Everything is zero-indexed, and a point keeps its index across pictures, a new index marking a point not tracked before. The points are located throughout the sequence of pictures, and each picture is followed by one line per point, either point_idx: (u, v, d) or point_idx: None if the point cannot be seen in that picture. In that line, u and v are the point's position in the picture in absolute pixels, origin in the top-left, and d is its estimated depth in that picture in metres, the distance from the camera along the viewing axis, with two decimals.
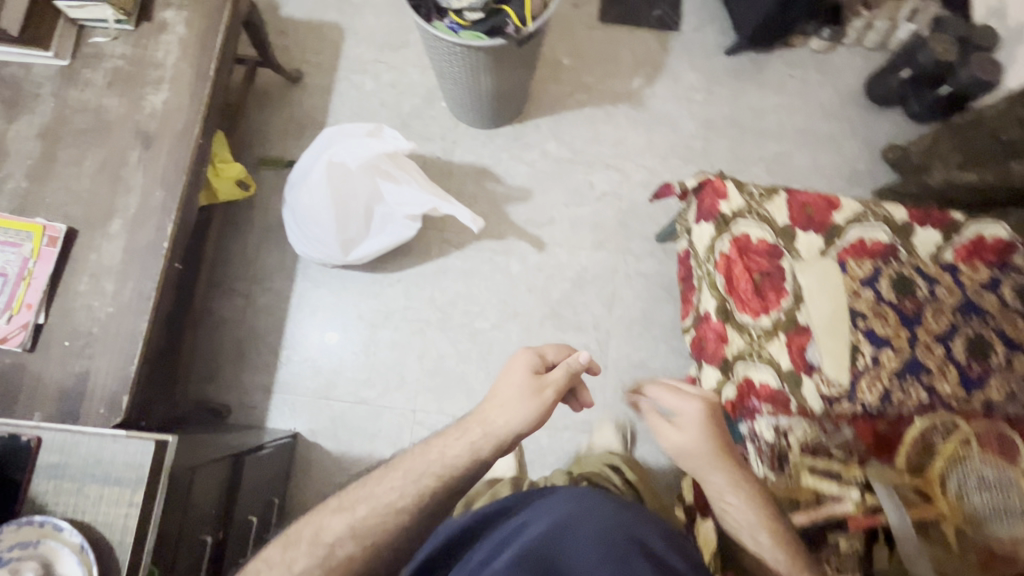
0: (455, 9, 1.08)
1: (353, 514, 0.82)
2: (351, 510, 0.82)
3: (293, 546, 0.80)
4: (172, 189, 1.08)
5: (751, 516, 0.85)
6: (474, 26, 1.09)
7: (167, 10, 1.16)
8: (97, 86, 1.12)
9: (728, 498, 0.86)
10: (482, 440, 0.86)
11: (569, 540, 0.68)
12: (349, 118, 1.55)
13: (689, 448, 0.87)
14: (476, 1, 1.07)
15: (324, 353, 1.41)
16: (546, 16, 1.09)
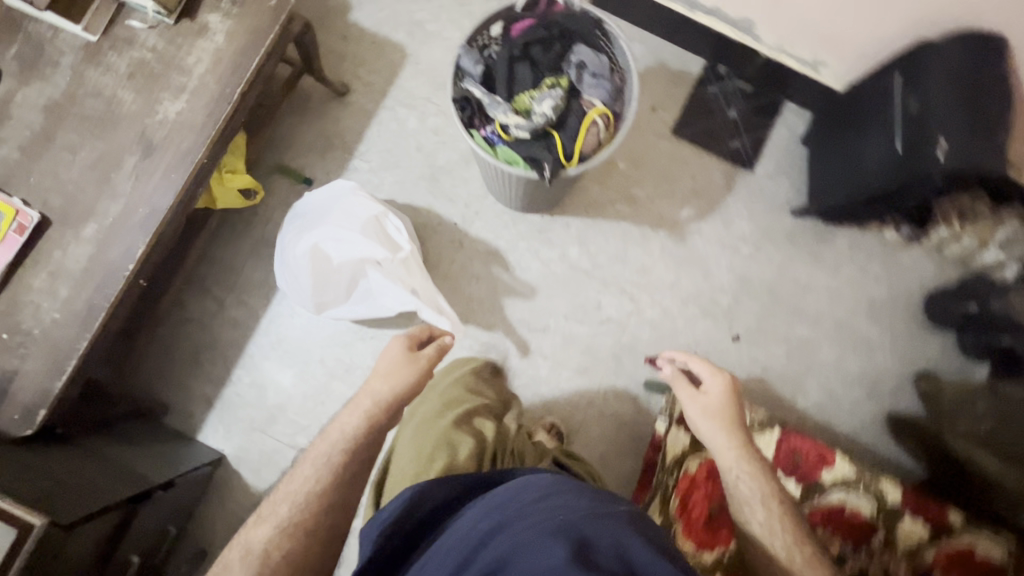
0: (502, 122, 0.98)
1: (276, 519, 0.83)
2: (272, 516, 0.83)
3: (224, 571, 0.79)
4: (158, 207, 1.03)
5: (752, 488, 0.95)
6: (515, 146, 0.98)
7: (212, 14, 1.07)
8: (118, 74, 1.05)
9: (739, 469, 0.96)
10: (373, 409, 0.92)
11: (519, 543, 0.60)
12: (381, 151, 1.46)
13: (713, 402, 1.04)
14: (526, 121, 0.97)
15: (276, 384, 1.37)
16: (594, 161, 0.98)
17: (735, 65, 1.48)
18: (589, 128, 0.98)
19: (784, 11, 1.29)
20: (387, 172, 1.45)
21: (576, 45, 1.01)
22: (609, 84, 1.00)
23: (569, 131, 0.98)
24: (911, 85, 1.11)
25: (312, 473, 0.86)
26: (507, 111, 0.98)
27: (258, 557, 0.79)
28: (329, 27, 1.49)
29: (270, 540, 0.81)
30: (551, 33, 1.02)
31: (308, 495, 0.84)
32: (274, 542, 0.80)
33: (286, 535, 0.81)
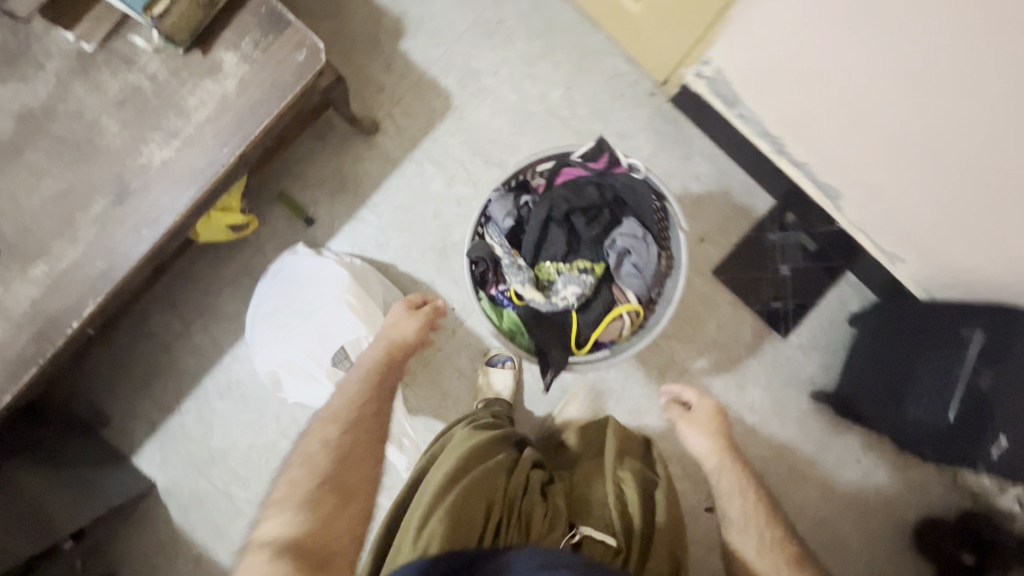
0: (516, 288, 0.93)
1: (339, 418, 0.83)
2: (338, 417, 0.83)
3: (311, 462, 0.78)
4: (118, 264, 0.91)
5: (731, 483, 0.95)
6: (522, 313, 0.94)
7: (229, 53, 0.91)
8: (107, 97, 0.91)
9: (722, 467, 0.96)
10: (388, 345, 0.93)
11: None
12: (396, 206, 1.32)
13: (703, 409, 1.01)
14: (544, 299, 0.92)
15: (224, 426, 1.29)
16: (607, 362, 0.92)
17: (807, 218, 1.30)
18: (611, 323, 0.91)
19: (876, 202, 1.12)
20: (396, 232, 1.31)
21: (623, 223, 0.93)
22: (646, 282, 0.90)
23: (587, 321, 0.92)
24: (991, 354, 0.99)
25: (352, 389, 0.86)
26: (524, 283, 0.92)
27: (319, 459, 0.78)
28: (375, 51, 1.32)
29: (328, 437, 0.80)
30: (598, 201, 0.93)
31: (354, 403, 0.85)
32: (328, 441, 0.80)
33: (343, 431, 0.81)
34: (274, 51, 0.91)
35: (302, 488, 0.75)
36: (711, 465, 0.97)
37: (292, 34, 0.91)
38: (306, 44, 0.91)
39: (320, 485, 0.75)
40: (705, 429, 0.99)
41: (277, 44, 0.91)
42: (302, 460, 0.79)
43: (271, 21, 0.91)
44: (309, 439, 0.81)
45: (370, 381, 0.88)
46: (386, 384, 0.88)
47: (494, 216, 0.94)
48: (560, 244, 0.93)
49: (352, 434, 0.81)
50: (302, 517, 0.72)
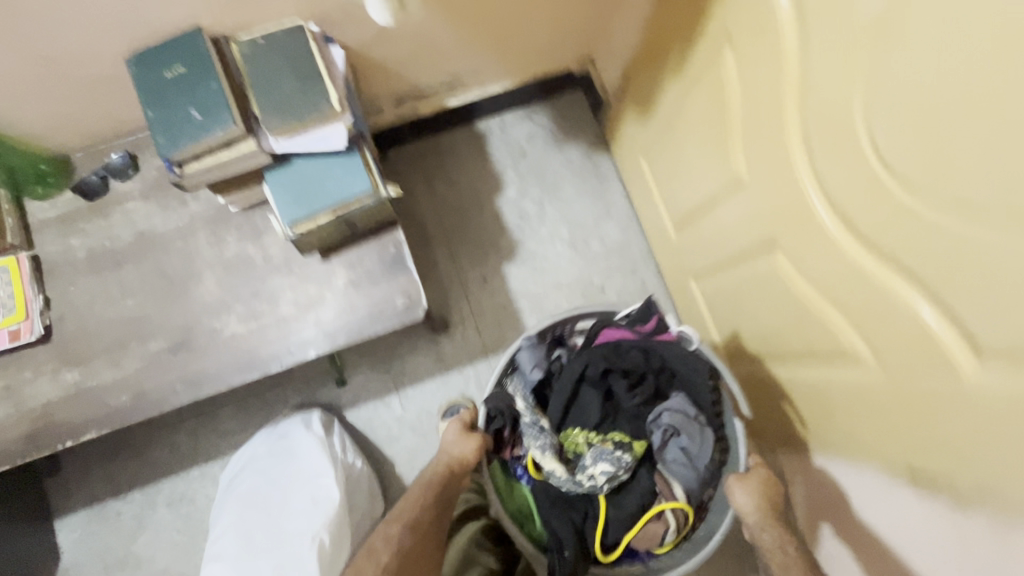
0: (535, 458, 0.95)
1: (403, 517, 0.91)
2: (400, 515, 0.91)
3: (376, 554, 0.86)
4: (136, 405, 0.89)
5: (775, 538, 0.86)
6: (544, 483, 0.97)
7: (342, 271, 0.95)
8: (220, 255, 0.94)
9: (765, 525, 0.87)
10: (439, 468, 0.94)
11: None
12: (424, 406, 1.29)
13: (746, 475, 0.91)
14: (561, 475, 0.93)
15: (154, 532, 1.23)
16: None
17: None
18: (649, 514, 0.94)
19: None
20: (411, 432, 1.28)
21: (670, 398, 0.97)
22: (696, 472, 0.93)
23: (622, 508, 0.94)
24: None
25: (423, 486, 0.94)
26: (545, 452, 0.94)
27: (381, 556, 0.86)
28: (479, 260, 1.36)
29: (391, 535, 0.88)
30: (640, 372, 0.97)
31: (420, 504, 0.92)
32: (398, 539, 0.88)
33: (405, 528, 0.89)
34: (379, 288, 0.95)
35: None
36: (752, 518, 0.88)
37: (404, 281, 0.95)
38: (412, 295, 0.95)
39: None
40: (752, 489, 0.90)
41: (387, 284, 0.95)
42: (368, 556, 0.87)
43: (392, 261, 0.95)
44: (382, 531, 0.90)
45: (438, 481, 0.94)
46: (450, 486, 0.94)
47: (521, 366, 1.01)
48: (594, 412, 0.98)
49: (418, 541, 0.89)
50: None
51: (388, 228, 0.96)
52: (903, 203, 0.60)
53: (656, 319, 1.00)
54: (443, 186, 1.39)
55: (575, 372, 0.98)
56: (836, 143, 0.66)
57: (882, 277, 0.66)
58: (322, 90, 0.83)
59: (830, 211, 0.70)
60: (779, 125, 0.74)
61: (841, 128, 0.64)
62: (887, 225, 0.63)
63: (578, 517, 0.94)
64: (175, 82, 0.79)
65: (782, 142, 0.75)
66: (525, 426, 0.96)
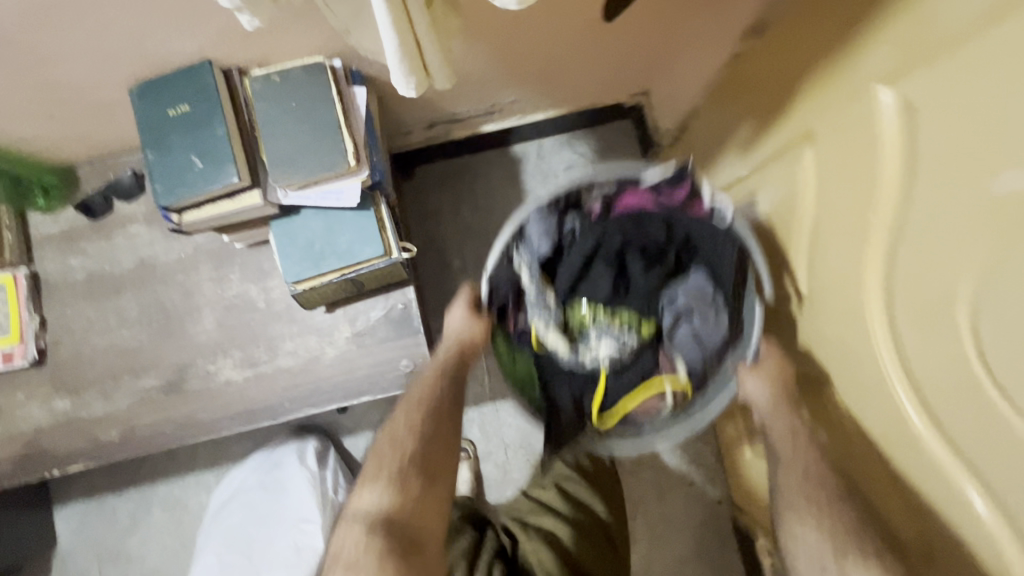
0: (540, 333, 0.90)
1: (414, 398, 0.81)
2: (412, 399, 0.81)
3: (397, 438, 0.77)
4: (125, 440, 0.87)
5: (786, 424, 0.73)
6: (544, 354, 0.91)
7: (346, 326, 0.88)
8: (221, 293, 0.89)
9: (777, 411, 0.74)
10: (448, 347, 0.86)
11: None
12: None
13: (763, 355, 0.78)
14: (561, 344, 0.89)
15: (148, 532, 1.24)
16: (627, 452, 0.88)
17: None
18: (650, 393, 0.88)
19: None
20: None
21: (690, 276, 0.88)
22: (703, 352, 0.85)
23: (622, 380, 0.89)
24: None
25: (431, 372, 0.84)
26: (548, 326, 0.90)
27: (405, 445, 0.76)
28: None
29: (410, 424, 0.78)
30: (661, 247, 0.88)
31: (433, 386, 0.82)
32: (415, 422, 0.78)
33: (425, 415, 0.78)
34: (384, 349, 0.88)
35: (393, 466, 0.74)
36: (764, 414, 0.75)
37: (411, 343, 0.88)
38: (418, 360, 0.88)
39: (405, 468, 0.74)
40: (768, 374, 0.77)
41: (392, 345, 0.88)
42: (389, 442, 0.77)
43: (400, 321, 0.88)
44: (393, 420, 0.80)
45: (446, 367, 0.84)
46: (459, 373, 0.84)
47: (530, 239, 0.90)
48: (603, 287, 0.88)
49: (440, 425, 0.79)
50: (391, 496, 0.72)
51: (399, 286, 0.88)
52: (1006, 429, 0.46)
53: (686, 190, 0.88)
54: (470, 210, 1.28)
55: (587, 247, 0.88)
56: (925, 317, 0.53)
57: (950, 480, 0.54)
58: (335, 139, 0.74)
59: (906, 391, 0.57)
60: (858, 265, 0.62)
61: (932, 303, 0.52)
62: (973, 435, 0.50)
63: (576, 387, 0.90)
64: (179, 123, 0.72)
65: (859, 287, 0.62)
66: (529, 299, 0.90)
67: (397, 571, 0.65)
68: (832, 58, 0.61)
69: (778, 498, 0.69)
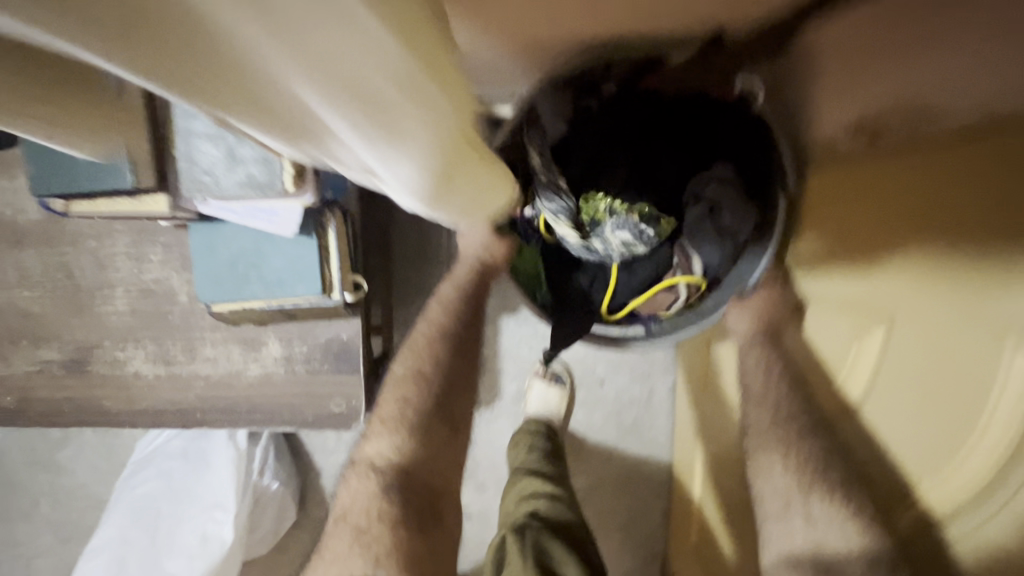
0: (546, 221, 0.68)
1: (429, 329, 0.72)
2: (429, 328, 0.73)
3: (423, 375, 0.70)
4: (19, 410, 0.78)
5: (757, 361, 0.66)
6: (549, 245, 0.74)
7: (276, 344, 0.76)
8: (137, 277, 0.76)
9: (754, 338, 0.67)
10: (466, 277, 0.72)
11: None
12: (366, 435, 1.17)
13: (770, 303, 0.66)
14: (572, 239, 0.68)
15: (78, 452, 1.21)
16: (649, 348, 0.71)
17: None
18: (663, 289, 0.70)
19: None
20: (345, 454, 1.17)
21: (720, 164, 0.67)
22: (725, 251, 0.67)
23: (633, 275, 0.71)
24: None
25: (449, 299, 0.73)
26: (558, 215, 0.65)
27: (428, 378, 0.70)
28: None
29: (435, 359, 0.70)
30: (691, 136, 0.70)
31: (453, 320, 0.72)
32: (434, 358, 0.70)
33: (452, 350, 0.71)
34: (316, 383, 0.76)
35: (415, 408, 0.68)
36: (739, 345, 0.68)
37: (347, 382, 0.76)
38: (350, 400, 0.76)
39: (429, 408, 0.69)
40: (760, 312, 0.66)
41: (324, 377, 0.76)
42: (407, 377, 0.70)
43: (339, 356, 0.76)
44: (408, 350, 0.72)
45: (470, 289, 0.73)
46: (483, 302, 0.74)
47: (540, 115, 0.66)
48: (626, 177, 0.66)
49: (464, 363, 0.72)
50: (417, 445, 0.67)
51: (344, 317, 0.74)
52: None
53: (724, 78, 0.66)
54: None
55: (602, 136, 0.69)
56: None
57: None
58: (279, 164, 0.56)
59: None
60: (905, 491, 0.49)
61: None
62: None
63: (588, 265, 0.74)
64: None
65: (896, 504, 0.50)
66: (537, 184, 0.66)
67: (415, 539, 0.62)
68: (959, 258, 0.40)
69: (750, 441, 0.64)
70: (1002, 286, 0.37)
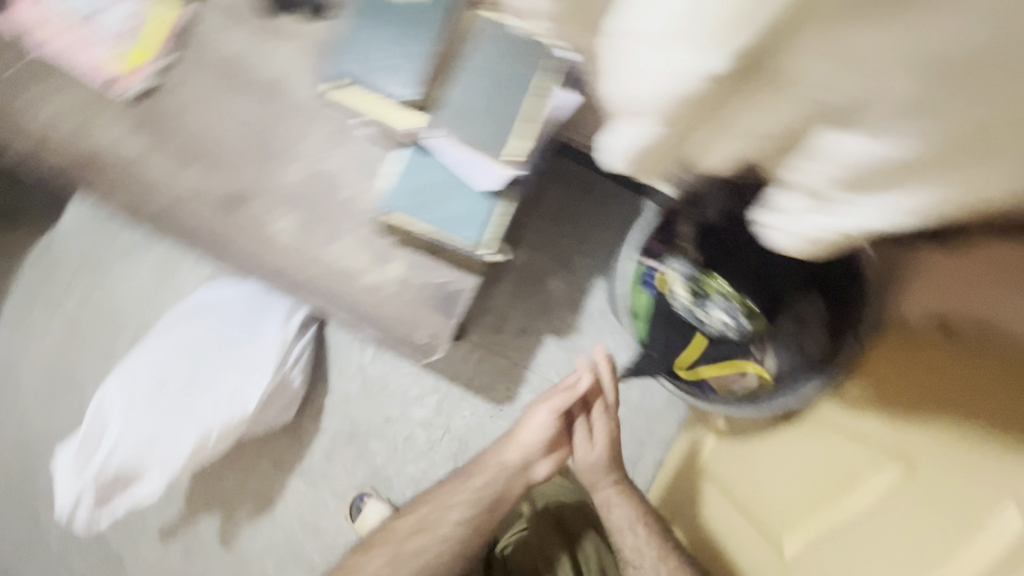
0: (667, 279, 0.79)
1: (471, 494, 0.96)
2: (471, 488, 0.96)
3: (443, 520, 0.96)
4: (168, 212, 0.89)
5: (619, 512, 0.94)
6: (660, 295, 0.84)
7: (399, 266, 0.87)
8: (318, 158, 0.88)
9: (612, 489, 0.95)
10: (511, 467, 0.96)
11: None
12: (383, 379, 1.25)
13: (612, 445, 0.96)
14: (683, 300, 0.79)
15: (113, 272, 1.24)
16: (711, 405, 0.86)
17: None
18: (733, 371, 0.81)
19: None
20: (357, 385, 1.25)
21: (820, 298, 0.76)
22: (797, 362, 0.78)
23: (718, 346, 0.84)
24: None
25: (484, 481, 0.96)
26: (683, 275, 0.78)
27: (447, 528, 0.96)
28: (535, 314, 1.23)
29: (461, 511, 0.96)
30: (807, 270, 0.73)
31: (484, 493, 0.96)
32: (465, 516, 0.96)
33: (472, 514, 0.96)
34: (415, 312, 0.87)
35: (432, 539, 0.96)
36: (609, 492, 0.95)
37: (440, 323, 0.87)
38: (436, 340, 0.88)
39: (440, 546, 0.96)
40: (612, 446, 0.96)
41: (425, 312, 0.87)
42: (436, 509, 0.98)
43: (445, 300, 0.87)
44: (448, 501, 0.97)
45: (502, 480, 0.95)
46: (512, 490, 0.96)
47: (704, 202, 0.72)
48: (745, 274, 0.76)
49: (479, 531, 0.96)
50: (423, 556, 0.95)
51: (466, 272, 0.86)
52: None
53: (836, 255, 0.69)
54: (566, 227, 1.21)
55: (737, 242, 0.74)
56: None
57: None
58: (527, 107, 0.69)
59: None
60: None
61: None
62: None
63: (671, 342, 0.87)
64: (394, 10, 0.74)
65: None
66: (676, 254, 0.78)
67: None
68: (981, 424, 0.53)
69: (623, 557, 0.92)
70: (1001, 450, 0.50)
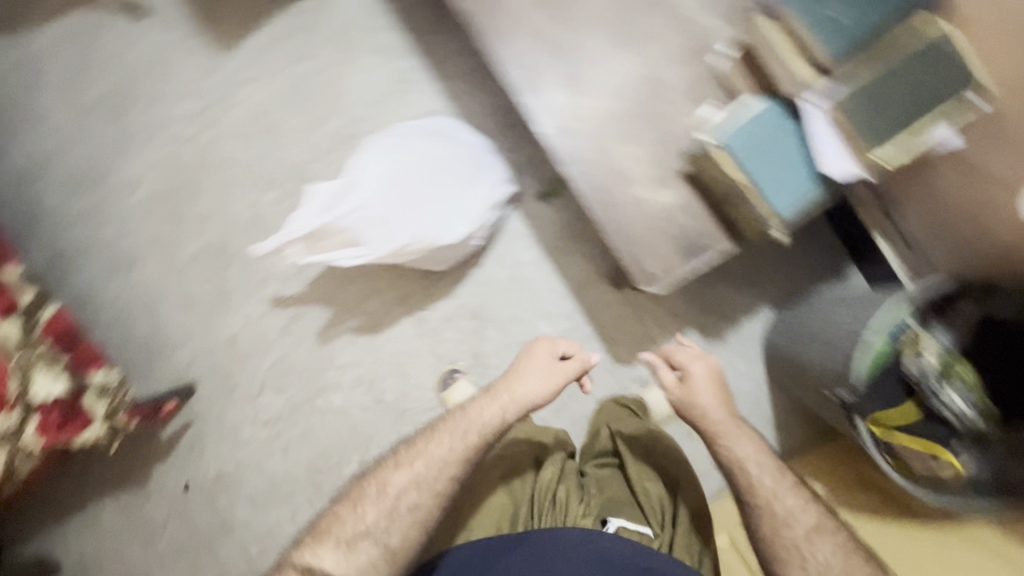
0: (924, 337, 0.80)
1: (459, 439, 0.90)
2: (467, 431, 0.91)
3: (437, 464, 0.89)
4: (499, 36, 0.92)
5: (744, 446, 0.88)
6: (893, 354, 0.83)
7: (664, 194, 0.88)
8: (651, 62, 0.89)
9: (731, 426, 0.90)
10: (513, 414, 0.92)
11: None
12: (529, 283, 1.28)
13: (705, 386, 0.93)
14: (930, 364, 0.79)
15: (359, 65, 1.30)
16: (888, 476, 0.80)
17: None
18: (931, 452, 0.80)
19: None
20: (505, 276, 1.28)
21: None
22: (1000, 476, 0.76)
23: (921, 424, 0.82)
24: None
25: (475, 430, 0.91)
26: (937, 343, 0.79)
27: (439, 472, 0.89)
28: (695, 304, 1.25)
29: (453, 458, 0.89)
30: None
31: (478, 441, 0.90)
32: (459, 462, 0.89)
33: (461, 461, 0.89)
34: (654, 243, 0.89)
35: (421, 481, 0.89)
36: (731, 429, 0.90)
37: (672, 263, 0.89)
38: (659, 276, 0.90)
39: (432, 487, 0.89)
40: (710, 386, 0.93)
41: (663, 247, 0.89)
42: (433, 459, 0.90)
43: (687, 248, 0.89)
44: (439, 446, 0.91)
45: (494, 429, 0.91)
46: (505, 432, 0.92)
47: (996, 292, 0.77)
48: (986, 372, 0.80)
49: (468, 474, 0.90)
50: (416, 491, 0.89)
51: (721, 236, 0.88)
52: None
53: None
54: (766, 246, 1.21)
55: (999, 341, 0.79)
56: None
57: None
58: (920, 122, 0.73)
59: None
60: None
61: None
62: None
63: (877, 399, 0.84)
64: None
65: None
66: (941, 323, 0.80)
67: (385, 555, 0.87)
68: None
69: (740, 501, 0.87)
70: None
